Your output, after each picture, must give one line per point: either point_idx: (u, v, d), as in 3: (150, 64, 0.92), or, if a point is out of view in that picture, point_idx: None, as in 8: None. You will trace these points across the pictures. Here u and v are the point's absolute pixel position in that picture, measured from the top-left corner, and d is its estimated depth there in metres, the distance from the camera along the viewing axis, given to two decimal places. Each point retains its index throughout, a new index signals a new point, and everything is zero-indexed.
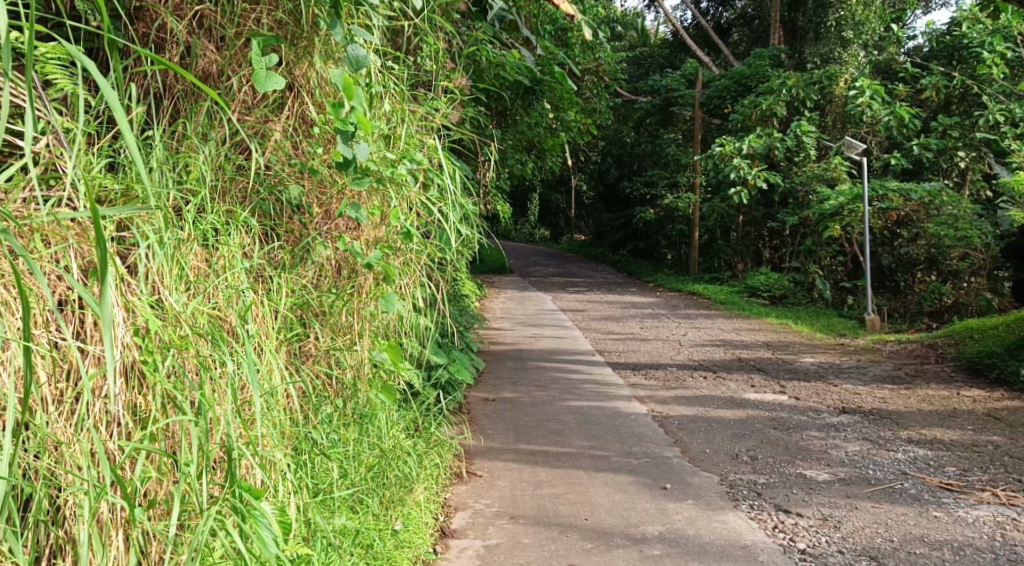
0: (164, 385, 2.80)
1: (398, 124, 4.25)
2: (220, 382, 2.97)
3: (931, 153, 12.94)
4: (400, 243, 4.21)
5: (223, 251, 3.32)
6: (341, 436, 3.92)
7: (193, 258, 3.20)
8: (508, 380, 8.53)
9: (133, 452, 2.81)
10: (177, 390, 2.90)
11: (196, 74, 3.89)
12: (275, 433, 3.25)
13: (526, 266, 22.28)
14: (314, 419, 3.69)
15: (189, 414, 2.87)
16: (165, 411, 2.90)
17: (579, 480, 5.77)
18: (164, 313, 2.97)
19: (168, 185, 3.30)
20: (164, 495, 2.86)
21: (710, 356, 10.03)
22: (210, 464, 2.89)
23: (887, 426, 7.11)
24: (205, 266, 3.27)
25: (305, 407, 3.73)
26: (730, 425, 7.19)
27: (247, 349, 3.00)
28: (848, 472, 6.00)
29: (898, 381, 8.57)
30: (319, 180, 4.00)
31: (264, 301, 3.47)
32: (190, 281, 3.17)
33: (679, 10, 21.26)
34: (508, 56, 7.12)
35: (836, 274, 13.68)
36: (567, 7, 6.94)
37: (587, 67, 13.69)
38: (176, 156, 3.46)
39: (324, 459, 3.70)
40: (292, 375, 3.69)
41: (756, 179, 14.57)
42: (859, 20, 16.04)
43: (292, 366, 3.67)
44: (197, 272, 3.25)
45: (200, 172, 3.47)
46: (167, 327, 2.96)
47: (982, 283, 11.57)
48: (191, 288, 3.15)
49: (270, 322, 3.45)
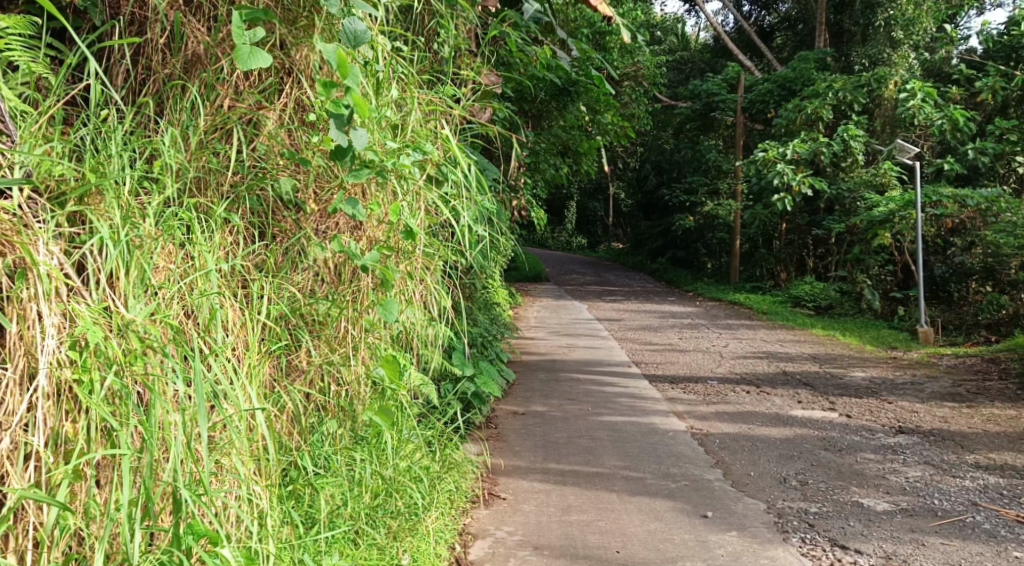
0: (99, 412, 2.54)
1: (410, 112, 3.77)
2: (165, 406, 2.65)
3: (988, 158, 12.28)
4: (406, 246, 3.73)
5: (195, 253, 2.97)
6: (335, 462, 3.50)
7: (157, 261, 2.87)
8: (539, 392, 8.04)
9: (50, 492, 2.58)
10: (117, 414, 2.66)
11: (182, 56, 3.43)
12: (248, 459, 2.87)
13: (562, 274, 21.77)
14: (300, 448, 3.32)
15: (130, 446, 2.62)
16: (108, 445, 2.66)
17: (612, 505, 5.26)
18: (111, 321, 2.71)
19: (128, 176, 2.92)
20: (90, 542, 2.62)
21: (753, 369, 9.49)
22: (148, 506, 2.60)
23: (951, 449, 6.54)
24: (172, 269, 2.93)
25: (292, 432, 3.36)
26: (777, 445, 6.65)
27: (199, 367, 2.65)
28: (910, 502, 5.48)
29: (960, 399, 7.98)
30: (314, 172, 3.54)
31: (242, 308, 3.10)
32: (153, 287, 2.84)
33: (721, 14, 20.72)
34: (540, 57, 6.62)
35: (885, 284, 13.10)
36: (606, 8, 6.43)
37: (625, 69, 13.18)
38: (140, 142, 3.07)
39: (313, 489, 3.35)
40: (275, 394, 3.30)
41: (801, 186, 14.01)
42: (910, 17, 15.20)
43: (277, 387, 3.28)
44: (164, 276, 2.91)
45: (163, 153, 3.05)
46: (108, 340, 2.67)
47: None
48: (152, 295, 2.83)
49: (251, 333, 3.09)
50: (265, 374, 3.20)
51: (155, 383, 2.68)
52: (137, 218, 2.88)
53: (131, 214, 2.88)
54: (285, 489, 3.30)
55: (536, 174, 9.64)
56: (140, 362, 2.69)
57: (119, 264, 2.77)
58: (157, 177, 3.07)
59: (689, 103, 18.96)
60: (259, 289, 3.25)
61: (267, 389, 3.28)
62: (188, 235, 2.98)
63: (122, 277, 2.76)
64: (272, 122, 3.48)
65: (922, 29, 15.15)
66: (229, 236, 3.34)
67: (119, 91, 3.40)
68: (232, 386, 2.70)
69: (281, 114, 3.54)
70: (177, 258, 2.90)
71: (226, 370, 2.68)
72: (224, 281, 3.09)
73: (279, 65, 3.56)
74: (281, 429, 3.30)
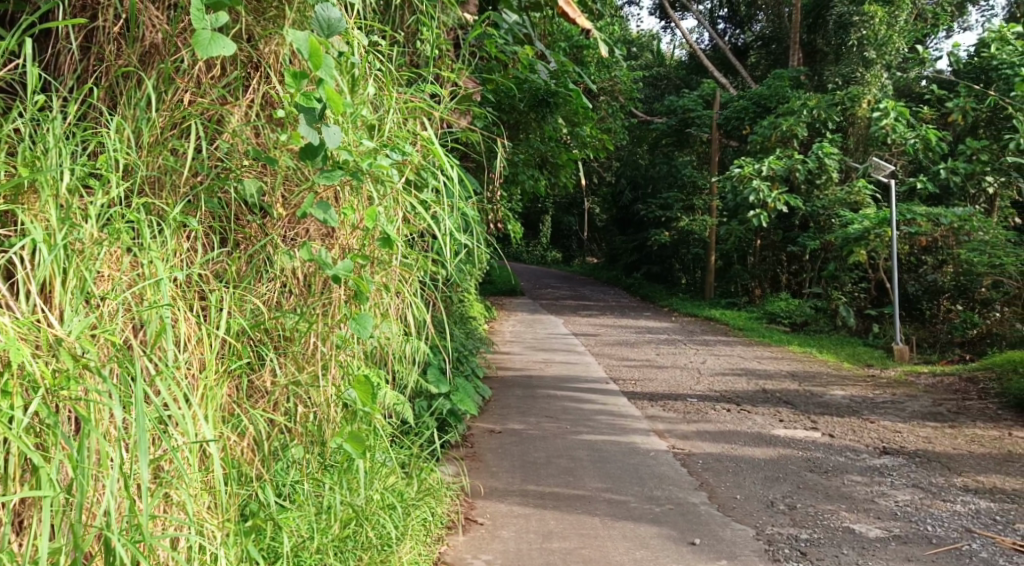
0: (20, 446, 2.37)
1: (387, 111, 3.49)
2: (99, 432, 2.50)
3: (958, 178, 12.05)
4: (383, 254, 3.46)
5: (143, 260, 2.80)
6: (298, 496, 3.24)
7: (99, 267, 2.73)
8: (516, 409, 7.78)
9: None
10: (41, 444, 2.50)
11: (139, 46, 3.17)
12: (191, 505, 2.71)
13: (538, 288, 21.52)
14: (262, 477, 3.07)
15: (58, 487, 2.48)
16: (34, 484, 2.48)
17: (595, 531, 5.00)
18: (40, 338, 2.54)
19: (67, 173, 2.76)
20: None
21: (732, 386, 9.25)
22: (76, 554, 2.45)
23: (938, 472, 6.32)
24: (115, 274, 2.79)
25: (251, 458, 3.11)
26: (763, 466, 6.41)
27: (136, 390, 2.48)
28: (903, 528, 5.25)
29: (941, 418, 7.79)
30: (283, 174, 3.27)
31: (198, 322, 2.90)
32: (93, 298, 2.69)
33: (696, 32, 20.67)
34: (518, 69, 6.37)
35: (859, 301, 12.94)
36: (584, 21, 6.15)
37: (602, 83, 12.96)
38: (85, 135, 2.89)
39: (277, 528, 3.07)
40: (233, 419, 3.05)
41: (777, 203, 13.72)
42: (883, 38, 14.51)
43: (237, 410, 3.03)
44: (108, 286, 2.77)
45: (108, 153, 2.86)
46: (38, 359, 2.52)
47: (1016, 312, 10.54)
48: (94, 306, 2.69)
49: (207, 350, 2.88)
50: (223, 396, 2.97)
51: (89, 409, 2.54)
52: (79, 220, 2.74)
53: (71, 215, 2.73)
54: (242, 526, 3.02)
55: (513, 188, 9.37)
56: (70, 386, 2.53)
57: (56, 270, 2.63)
58: (102, 174, 2.86)
59: (665, 119, 18.80)
60: (218, 303, 3.03)
61: (226, 412, 3.05)
62: (136, 239, 2.82)
63: (59, 287, 2.62)
64: (236, 119, 3.21)
65: (895, 49, 14.46)
66: (186, 242, 3.09)
67: (66, 82, 3.17)
68: (178, 410, 2.55)
69: (248, 110, 3.28)
70: (121, 267, 2.76)
71: (170, 392, 2.54)
72: (179, 290, 2.89)
73: (247, 58, 3.29)
74: (241, 457, 3.04)
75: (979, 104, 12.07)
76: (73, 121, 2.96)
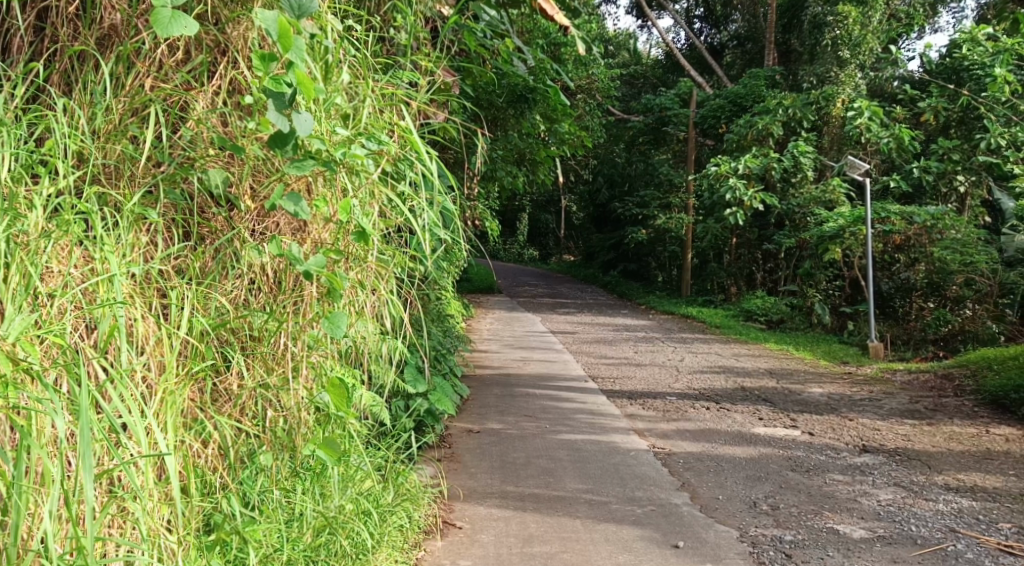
0: None
1: (362, 100, 3.38)
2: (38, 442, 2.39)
3: (931, 177, 12.00)
4: (356, 249, 3.33)
5: (95, 254, 2.70)
6: (264, 507, 3.12)
7: (48, 263, 2.64)
8: (494, 408, 7.66)
9: None
10: None
11: (97, 28, 3.18)
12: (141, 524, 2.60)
13: (515, 286, 21.38)
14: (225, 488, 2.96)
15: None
16: None
17: (576, 534, 4.89)
18: None
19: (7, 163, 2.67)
20: None
21: (710, 384, 9.17)
22: None
23: (919, 470, 6.26)
24: (64, 269, 2.69)
25: (214, 465, 2.99)
26: (744, 466, 6.31)
27: (76, 398, 2.37)
28: (888, 529, 5.17)
29: (919, 416, 7.73)
30: (251, 163, 3.15)
31: (154, 320, 2.79)
32: (39, 296, 2.59)
33: (672, 31, 20.57)
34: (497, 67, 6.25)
35: (834, 299, 12.79)
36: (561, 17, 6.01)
37: (579, 81, 12.88)
38: (29, 118, 2.82)
39: (244, 543, 2.94)
40: (193, 424, 2.93)
41: (753, 201, 13.70)
42: (857, 37, 14.50)
43: (198, 415, 2.92)
44: (57, 282, 2.67)
45: (55, 144, 2.78)
46: None
47: (989, 310, 10.54)
48: (38, 306, 2.59)
49: (167, 350, 2.77)
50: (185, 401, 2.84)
51: (30, 417, 2.45)
52: (24, 210, 2.66)
53: (16, 204, 2.65)
54: (204, 540, 2.88)
55: (490, 185, 9.23)
56: (9, 393, 2.42)
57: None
58: (50, 163, 2.78)
59: (642, 117, 18.75)
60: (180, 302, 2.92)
61: (188, 417, 2.94)
62: (87, 230, 2.73)
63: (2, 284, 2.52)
64: (202, 106, 3.14)
65: (870, 49, 14.50)
66: (144, 236, 2.98)
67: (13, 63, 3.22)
68: (130, 416, 2.46)
69: (214, 96, 3.21)
70: (70, 262, 2.66)
71: (122, 398, 2.45)
72: (136, 288, 2.79)
73: (213, 42, 3.23)
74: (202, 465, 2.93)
75: (951, 103, 12.08)
76: (21, 106, 2.92)
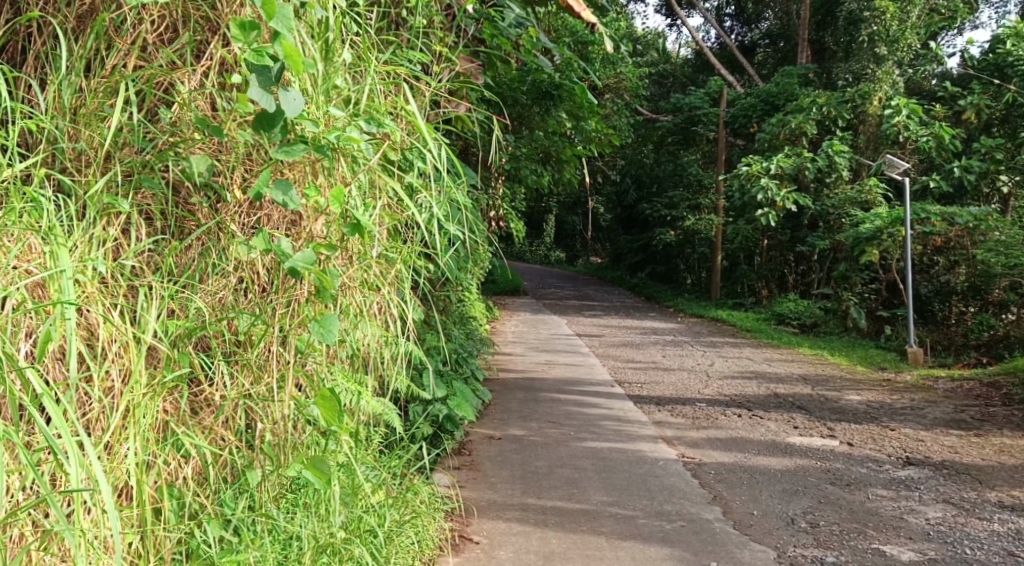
0: None
1: (366, 82, 3.06)
2: None
3: (973, 176, 11.50)
4: (358, 245, 3.02)
5: (44, 248, 2.49)
6: (248, 533, 2.84)
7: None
8: (517, 414, 7.32)
9: None
10: None
11: (78, 5, 2.92)
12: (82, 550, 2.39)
13: (541, 288, 21.02)
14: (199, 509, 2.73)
15: None
16: None
17: (600, 553, 4.54)
18: None
19: None
20: None
21: (742, 390, 8.77)
22: None
23: (969, 485, 5.84)
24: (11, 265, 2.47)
25: (189, 484, 2.76)
26: (779, 478, 5.93)
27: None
28: (940, 551, 4.77)
29: (966, 426, 7.30)
30: (240, 150, 2.87)
31: (109, 324, 2.56)
32: None
33: (702, 30, 20.11)
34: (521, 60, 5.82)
35: (871, 303, 12.31)
36: (587, 16, 5.40)
37: (606, 80, 12.51)
38: None
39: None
40: (164, 440, 2.70)
41: (786, 201, 13.34)
42: (895, 33, 13.93)
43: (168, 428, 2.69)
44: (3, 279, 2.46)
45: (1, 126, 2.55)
46: None
47: None
48: None
49: (134, 361, 2.60)
50: (147, 413, 2.61)
51: None
52: None
53: None
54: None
55: (515, 185, 8.90)
56: None
57: None
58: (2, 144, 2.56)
59: (671, 117, 18.32)
60: (150, 305, 2.69)
61: (159, 432, 2.72)
62: (38, 220, 2.51)
63: None
64: (188, 87, 2.86)
65: (908, 46, 13.89)
66: (115, 230, 2.74)
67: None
68: (63, 430, 2.24)
69: (202, 77, 2.92)
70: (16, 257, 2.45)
71: (53, 410, 2.23)
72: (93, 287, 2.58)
73: (203, 20, 2.95)
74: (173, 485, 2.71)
75: (994, 101, 11.68)
76: None
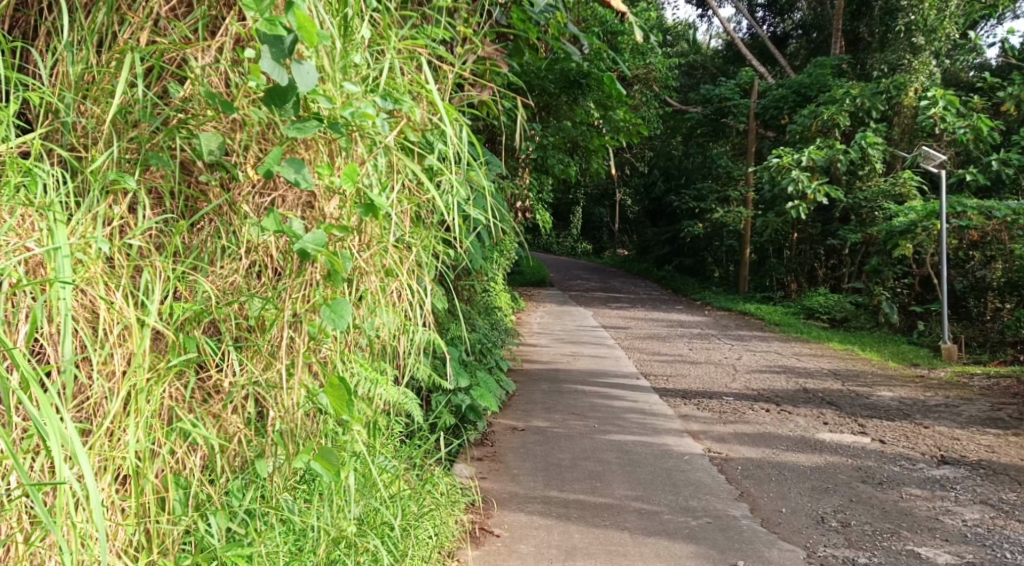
0: None
1: (385, 60, 2.92)
2: None
3: (1012, 169, 11.27)
4: (374, 228, 2.89)
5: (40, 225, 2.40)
6: (256, 524, 2.74)
7: None
8: (540, 405, 7.19)
9: None
10: None
11: None
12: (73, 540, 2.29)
13: (567, 279, 20.87)
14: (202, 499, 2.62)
15: None
16: None
17: (624, 549, 4.40)
18: None
19: None
20: None
21: (770, 384, 8.59)
22: None
23: (1007, 486, 5.65)
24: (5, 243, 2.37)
25: (193, 473, 2.64)
26: (810, 475, 5.76)
27: None
28: (977, 554, 4.59)
29: (1003, 425, 7.10)
30: (252, 127, 2.73)
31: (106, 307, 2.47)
32: None
33: (734, 20, 19.88)
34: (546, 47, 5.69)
35: (902, 298, 12.10)
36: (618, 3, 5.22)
37: (635, 71, 12.35)
38: None
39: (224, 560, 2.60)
40: (167, 426, 2.59)
41: (817, 194, 13.03)
42: (932, 24, 13.73)
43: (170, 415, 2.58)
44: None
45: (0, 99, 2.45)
46: None
47: None
48: None
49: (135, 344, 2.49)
50: (146, 398, 2.50)
51: None
52: None
53: None
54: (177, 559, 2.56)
55: (542, 176, 8.75)
56: None
57: None
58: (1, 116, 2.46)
59: (702, 108, 18.14)
60: (155, 287, 2.58)
61: (165, 420, 2.61)
62: (34, 197, 2.42)
63: None
64: (200, 62, 2.72)
65: (946, 35, 13.63)
66: (120, 208, 2.62)
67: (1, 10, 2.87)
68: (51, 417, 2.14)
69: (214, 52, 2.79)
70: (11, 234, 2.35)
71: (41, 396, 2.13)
72: (94, 266, 2.48)
73: None
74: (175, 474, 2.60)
75: None
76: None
